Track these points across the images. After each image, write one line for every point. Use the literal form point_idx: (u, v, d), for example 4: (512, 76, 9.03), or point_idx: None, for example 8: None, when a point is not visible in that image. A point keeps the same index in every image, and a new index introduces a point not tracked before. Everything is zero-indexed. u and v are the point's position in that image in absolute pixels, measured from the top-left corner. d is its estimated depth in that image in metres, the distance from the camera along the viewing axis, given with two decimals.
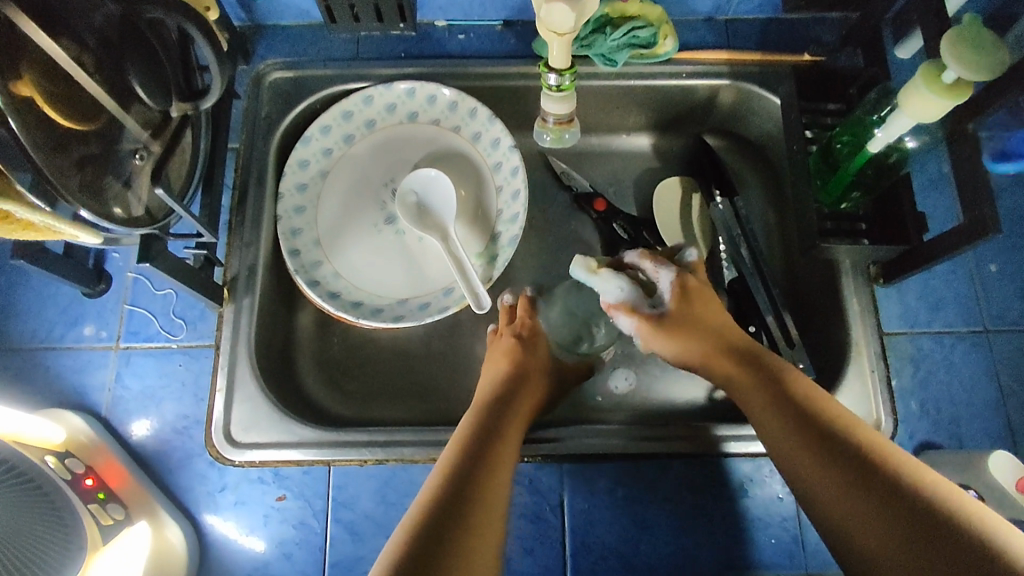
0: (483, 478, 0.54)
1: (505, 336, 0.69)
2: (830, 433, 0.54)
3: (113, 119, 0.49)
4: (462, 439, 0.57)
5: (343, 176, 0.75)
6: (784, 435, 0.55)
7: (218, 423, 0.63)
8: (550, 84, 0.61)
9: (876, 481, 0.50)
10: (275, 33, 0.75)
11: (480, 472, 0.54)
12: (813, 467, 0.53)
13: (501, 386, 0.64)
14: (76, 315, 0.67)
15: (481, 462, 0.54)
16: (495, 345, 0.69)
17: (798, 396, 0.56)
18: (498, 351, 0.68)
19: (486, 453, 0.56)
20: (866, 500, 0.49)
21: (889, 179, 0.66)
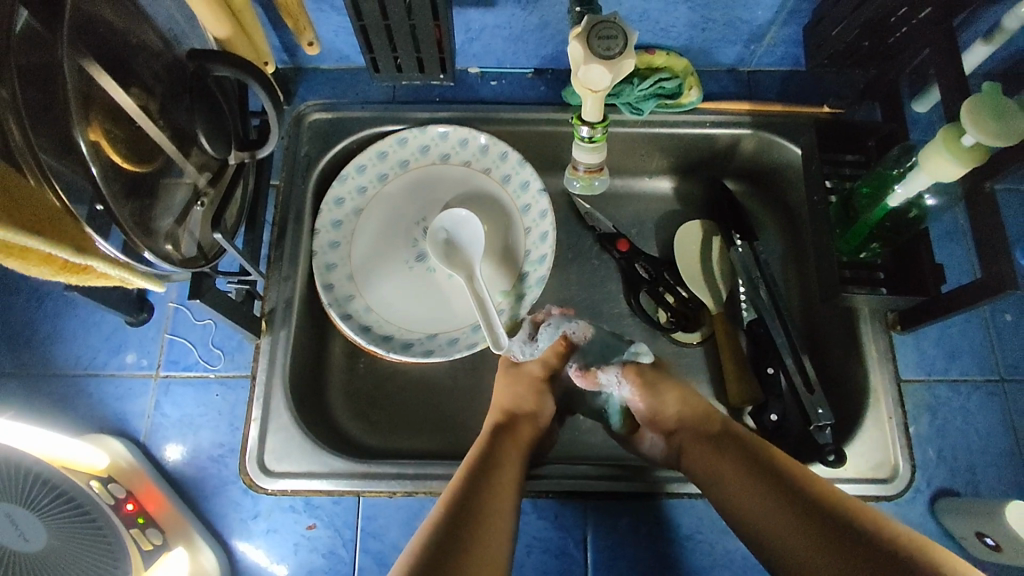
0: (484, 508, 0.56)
1: (521, 376, 0.71)
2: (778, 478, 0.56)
3: (169, 161, 0.51)
4: (461, 477, 0.58)
5: (376, 213, 0.78)
6: (736, 481, 0.58)
7: (253, 451, 0.66)
8: (582, 136, 0.64)
9: (839, 528, 0.52)
10: (316, 75, 0.79)
11: (484, 509, 0.56)
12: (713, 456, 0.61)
13: (508, 420, 0.67)
14: (119, 343, 0.69)
15: (476, 501, 0.56)
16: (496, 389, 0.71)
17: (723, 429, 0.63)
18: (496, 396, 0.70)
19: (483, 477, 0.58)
20: (820, 546, 0.51)
21: (907, 232, 0.68)
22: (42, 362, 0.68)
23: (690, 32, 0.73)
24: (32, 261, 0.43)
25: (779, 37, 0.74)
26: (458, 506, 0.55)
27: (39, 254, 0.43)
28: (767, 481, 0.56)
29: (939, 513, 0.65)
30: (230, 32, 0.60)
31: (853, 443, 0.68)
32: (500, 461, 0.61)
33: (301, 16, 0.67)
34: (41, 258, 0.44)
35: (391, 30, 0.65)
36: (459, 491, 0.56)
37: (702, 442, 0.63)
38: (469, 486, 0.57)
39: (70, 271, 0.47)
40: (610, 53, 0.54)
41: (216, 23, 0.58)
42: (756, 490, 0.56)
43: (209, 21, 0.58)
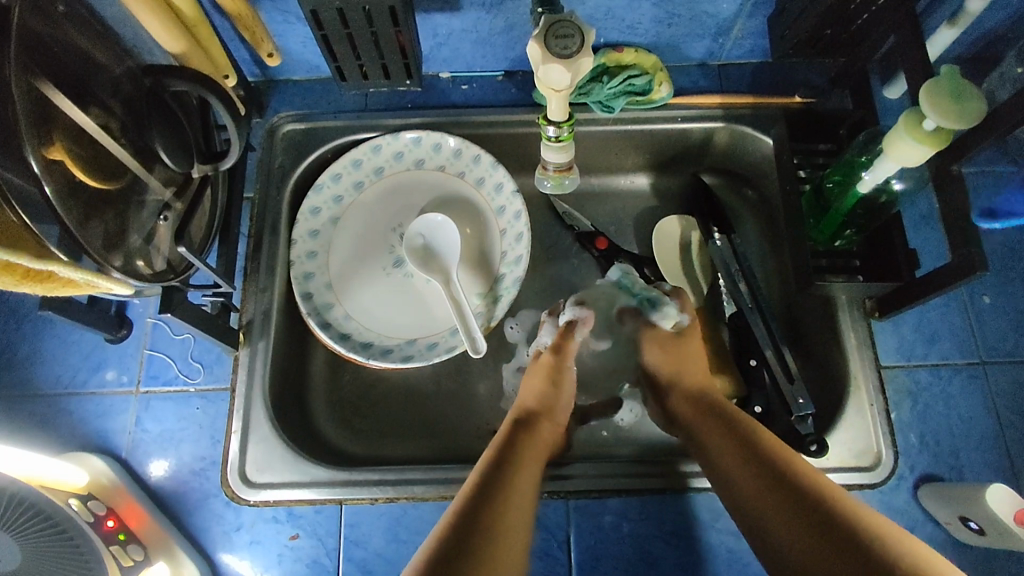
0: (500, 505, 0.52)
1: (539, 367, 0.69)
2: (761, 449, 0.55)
3: (135, 178, 0.52)
4: (485, 461, 0.57)
5: (352, 221, 0.79)
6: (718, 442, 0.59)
7: (234, 463, 0.66)
8: (549, 136, 0.64)
9: (819, 506, 0.49)
10: (289, 87, 0.79)
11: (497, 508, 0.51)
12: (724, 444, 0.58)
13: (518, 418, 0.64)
14: (98, 360, 0.70)
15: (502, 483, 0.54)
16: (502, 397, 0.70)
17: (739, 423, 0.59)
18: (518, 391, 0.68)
19: (499, 476, 0.55)
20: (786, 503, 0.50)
21: (881, 217, 0.68)
22: (22, 382, 0.69)
23: (657, 28, 0.74)
24: None
25: (746, 29, 0.75)
26: (478, 491, 0.52)
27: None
28: (754, 452, 0.55)
29: (922, 498, 0.65)
30: (185, 47, 0.61)
31: (835, 432, 0.67)
32: (519, 457, 0.58)
33: (256, 27, 0.67)
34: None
35: (354, 38, 0.65)
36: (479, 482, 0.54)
37: (711, 425, 0.61)
38: (485, 483, 0.53)
39: (34, 280, 0.45)
40: (567, 52, 0.54)
41: (168, 36, 0.58)
42: (746, 474, 0.54)
43: (159, 34, 0.58)
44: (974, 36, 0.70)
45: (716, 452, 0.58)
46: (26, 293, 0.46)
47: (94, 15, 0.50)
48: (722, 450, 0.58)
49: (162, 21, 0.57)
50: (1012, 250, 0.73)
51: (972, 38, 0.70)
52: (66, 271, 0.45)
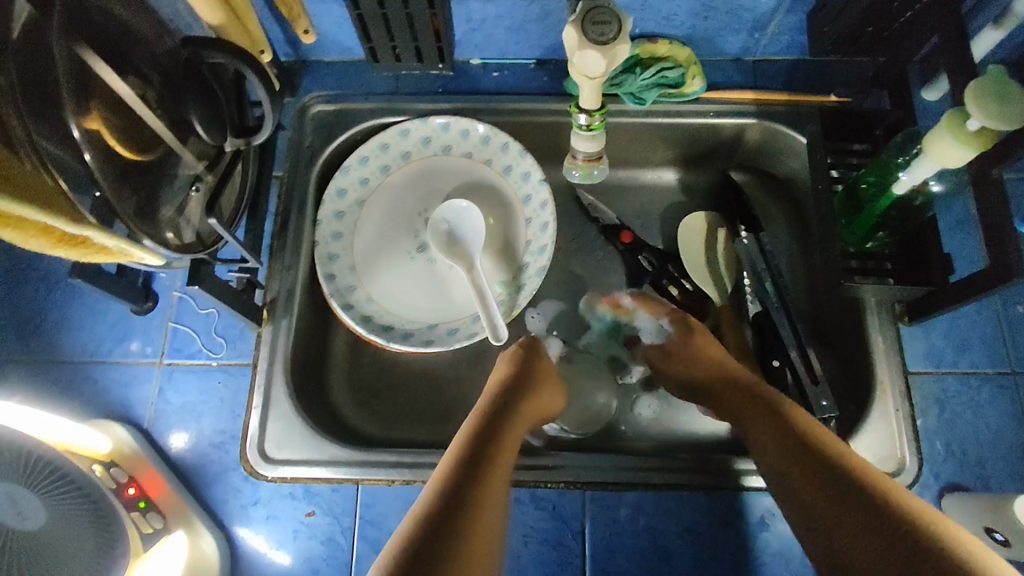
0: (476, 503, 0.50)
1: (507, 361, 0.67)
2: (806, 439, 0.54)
3: (169, 150, 0.52)
4: (463, 445, 0.55)
5: (378, 204, 0.79)
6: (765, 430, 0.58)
7: (253, 438, 0.66)
8: (580, 124, 0.64)
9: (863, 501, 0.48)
10: (320, 68, 0.80)
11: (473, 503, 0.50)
12: (767, 435, 0.57)
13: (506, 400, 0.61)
14: (124, 331, 0.71)
15: (480, 470, 0.53)
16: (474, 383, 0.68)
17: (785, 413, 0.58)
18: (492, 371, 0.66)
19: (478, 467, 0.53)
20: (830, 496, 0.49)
21: (914, 220, 0.67)
22: (49, 348, 0.70)
23: (693, 20, 0.73)
24: (26, 230, 0.41)
25: (783, 25, 0.73)
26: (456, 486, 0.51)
27: (36, 226, 0.41)
28: (796, 442, 0.54)
29: (946, 507, 0.63)
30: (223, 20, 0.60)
31: (858, 436, 0.66)
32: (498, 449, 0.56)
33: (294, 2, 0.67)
34: (38, 229, 0.42)
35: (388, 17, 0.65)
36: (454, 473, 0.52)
37: (753, 415, 0.60)
38: (460, 476, 0.51)
39: (69, 243, 0.45)
40: (603, 38, 0.54)
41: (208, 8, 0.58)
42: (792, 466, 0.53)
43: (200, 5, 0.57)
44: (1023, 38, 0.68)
45: (761, 444, 0.57)
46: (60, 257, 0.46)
47: None
48: (767, 442, 0.56)
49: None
50: None
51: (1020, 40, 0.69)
52: (101, 237, 0.45)
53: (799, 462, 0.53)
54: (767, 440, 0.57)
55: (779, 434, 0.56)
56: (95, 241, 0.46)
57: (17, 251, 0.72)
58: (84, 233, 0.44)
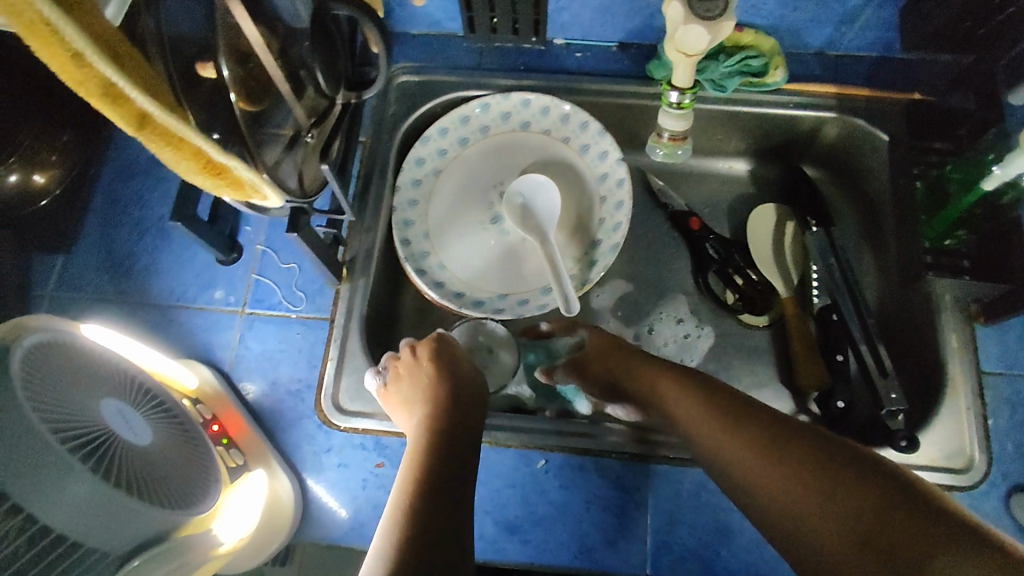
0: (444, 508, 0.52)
1: (414, 361, 0.65)
2: (755, 427, 0.55)
3: (283, 98, 0.54)
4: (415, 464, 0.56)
5: (455, 175, 0.81)
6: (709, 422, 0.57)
7: (328, 389, 0.68)
8: (670, 102, 0.65)
9: (827, 481, 0.50)
10: (407, 40, 0.82)
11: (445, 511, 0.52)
12: (713, 427, 0.57)
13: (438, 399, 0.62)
14: (209, 279, 0.73)
15: (433, 483, 0.54)
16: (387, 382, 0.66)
17: (721, 399, 0.58)
18: (421, 370, 0.65)
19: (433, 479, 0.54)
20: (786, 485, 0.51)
21: (999, 220, 0.66)
22: (139, 291, 0.73)
23: (781, 11, 0.73)
24: (184, 151, 0.40)
25: (872, 20, 0.73)
26: (429, 500, 0.52)
27: (189, 149, 0.41)
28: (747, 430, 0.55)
29: (1015, 507, 0.63)
30: None
31: (927, 431, 0.66)
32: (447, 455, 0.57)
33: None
34: (191, 152, 0.41)
35: None
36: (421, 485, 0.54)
37: (682, 407, 0.60)
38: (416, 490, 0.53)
39: (211, 172, 0.44)
40: (710, 14, 0.55)
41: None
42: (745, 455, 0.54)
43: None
44: None
45: (701, 435, 0.57)
46: (199, 187, 0.45)
47: None
48: (711, 436, 0.57)
49: None
50: None
51: None
52: (241, 168, 0.45)
53: (752, 450, 0.54)
54: (713, 434, 0.56)
55: (729, 425, 0.56)
56: (235, 171, 0.45)
57: (114, 197, 0.76)
58: (227, 164, 0.44)
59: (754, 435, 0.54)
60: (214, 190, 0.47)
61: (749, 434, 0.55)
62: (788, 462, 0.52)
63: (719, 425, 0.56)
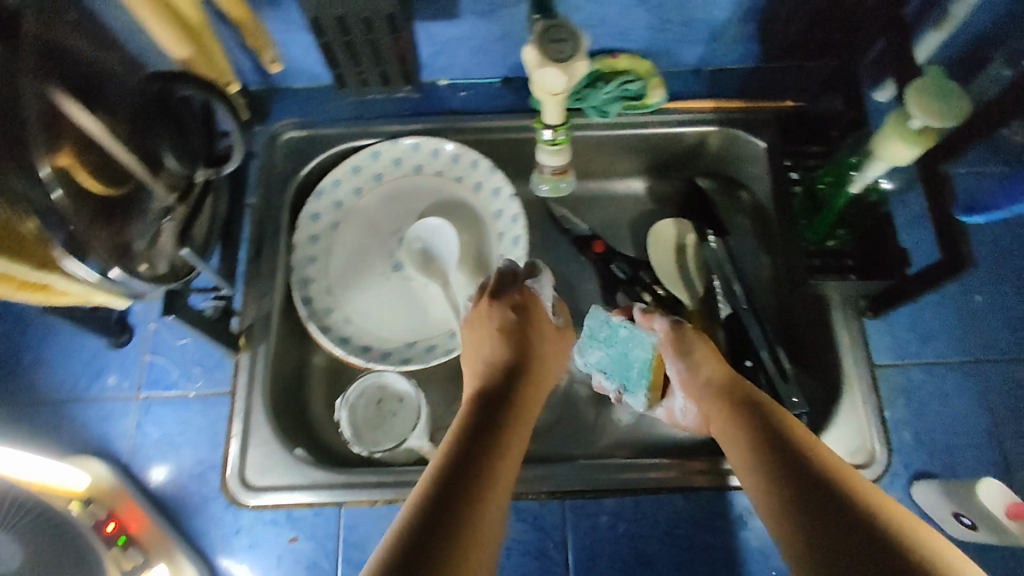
0: (477, 483, 0.48)
1: (485, 325, 0.65)
2: (777, 439, 0.55)
3: (140, 184, 0.52)
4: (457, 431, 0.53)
5: (352, 226, 0.80)
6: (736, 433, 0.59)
7: (233, 466, 0.66)
8: (545, 139, 0.65)
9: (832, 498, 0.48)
10: (288, 95, 0.80)
11: (472, 485, 0.48)
12: (737, 437, 0.58)
13: (504, 382, 0.60)
14: (100, 367, 0.70)
15: (477, 454, 0.51)
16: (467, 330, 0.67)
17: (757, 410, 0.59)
18: (485, 339, 0.64)
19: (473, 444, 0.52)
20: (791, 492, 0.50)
21: (872, 217, 0.70)
22: (24, 389, 0.69)
23: (650, 35, 0.75)
24: None
25: (738, 35, 0.76)
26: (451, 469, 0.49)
27: None
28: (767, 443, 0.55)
29: (917, 495, 0.65)
30: (190, 54, 0.60)
31: (830, 430, 0.68)
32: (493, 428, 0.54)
33: (258, 34, 0.68)
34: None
35: (353, 46, 0.65)
36: (447, 457, 0.50)
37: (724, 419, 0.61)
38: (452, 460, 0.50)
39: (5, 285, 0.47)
40: (562, 56, 0.55)
41: (179, 47, 0.59)
42: (764, 461, 0.54)
43: (171, 43, 0.58)
44: (964, 39, 0.73)
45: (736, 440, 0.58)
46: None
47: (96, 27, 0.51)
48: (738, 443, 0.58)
49: (165, 26, 0.56)
50: (1002, 248, 0.74)
51: (962, 42, 0.73)
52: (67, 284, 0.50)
53: (772, 459, 0.54)
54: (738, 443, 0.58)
55: (748, 432, 0.57)
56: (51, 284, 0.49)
57: None
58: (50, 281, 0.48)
59: (774, 444, 0.55)
60: (21, 293, 0.49)
61: (769, 443, 0.55)
62: (798, 473, 0.51)
63: (746, 432, 0.57)
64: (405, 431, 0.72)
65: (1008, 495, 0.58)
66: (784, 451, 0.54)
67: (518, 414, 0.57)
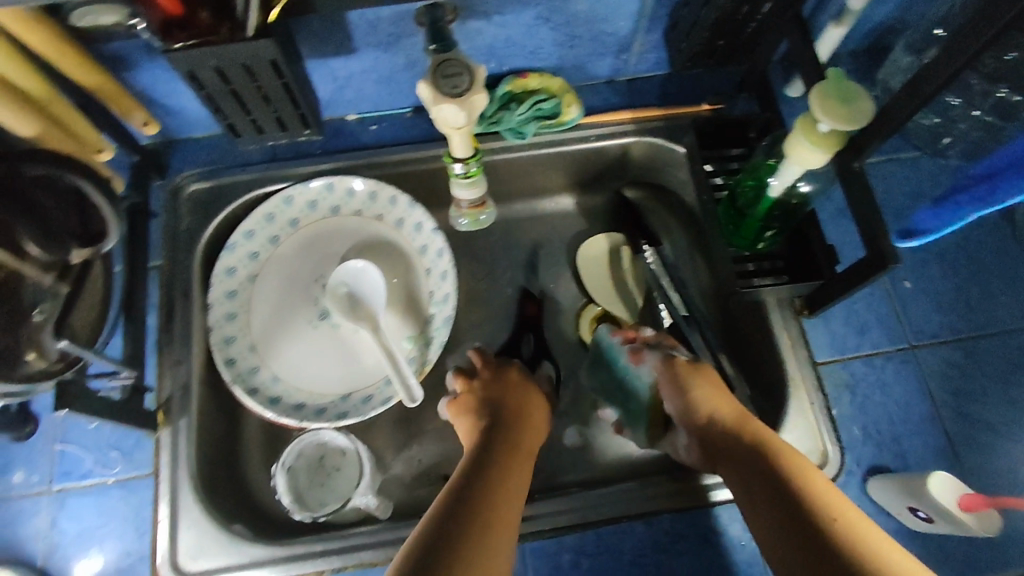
0: (479, 522, 0.49)
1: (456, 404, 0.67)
2: (758, 463, 0.53)
3: (11, 271, 0.50)
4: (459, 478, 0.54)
5: (272, 277, 0.76)
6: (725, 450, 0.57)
7: (164, 555, 0.62)
8: (457, 173, 0.63)
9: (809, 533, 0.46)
10: (189, 146, 0.76)
11: (479, 523, 0.48)
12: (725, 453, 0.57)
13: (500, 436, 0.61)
14: (5, 463, 0.65)
15: (478, 496, 0.51)
16: (453, 415, 0.67)
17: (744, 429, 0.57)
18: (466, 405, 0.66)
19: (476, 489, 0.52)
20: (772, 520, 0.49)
21: (796, 217, 0.69)
22: None
23: (559, 51, 0.73)
24: None
25: (647, 43, 0.75)
26: (451, 509, 0.49)
27: None
28: (749, 466, 0.54)
29: (871, 491, 0.65)
30: (41, 130, 0.56)
31: (780, 435, 0.67)
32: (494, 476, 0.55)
33: (123, 98, 0.63)
34: None
35: (239, 94, 0.61)
36: (450, 498, 0.51)
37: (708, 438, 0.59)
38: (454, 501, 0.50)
39: None
40: (458, 90, 0.53)
41: (20, 121, 0.54)
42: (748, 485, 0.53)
43: (8, 118, 0.53)
44: (867, 30, 0.74)
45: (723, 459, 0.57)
46: None
47: None
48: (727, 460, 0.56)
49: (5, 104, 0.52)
50: None
51: (865, 32, 0.74)
52: None
53: (756, 486, 0.52)
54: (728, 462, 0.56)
55: (735, 452, 0.56)
56: None
57: None
58: None
59: (758, 467, 0.53)
60: None
61: (753, 467, 0.53)
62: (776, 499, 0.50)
63: (733, 452, 0.56)
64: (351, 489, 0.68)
65: (958, 486, 0.59)
66: (765, 475, 0.52)
67: (514, 463, 0.57)
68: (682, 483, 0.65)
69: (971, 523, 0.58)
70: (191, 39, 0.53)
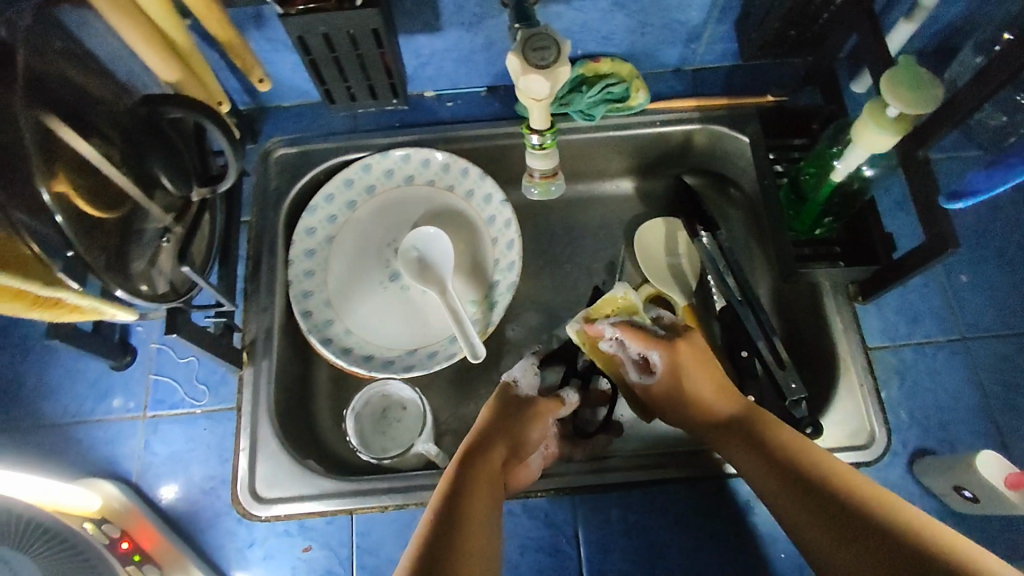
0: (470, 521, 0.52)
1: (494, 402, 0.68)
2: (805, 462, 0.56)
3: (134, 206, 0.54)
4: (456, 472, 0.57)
5: (348, 239, 0.81)
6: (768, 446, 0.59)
7: (244, 481, 0.67)
8: (533, 144, 0.67)
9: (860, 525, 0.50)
10: (279, 113, 0.82)
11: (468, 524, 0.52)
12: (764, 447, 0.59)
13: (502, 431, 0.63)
14: (106, 388, 0.71)
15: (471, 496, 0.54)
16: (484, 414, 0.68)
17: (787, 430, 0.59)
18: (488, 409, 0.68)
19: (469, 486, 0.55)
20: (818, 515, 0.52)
21: (856, 204, 0.71)
22: (31, 414, 0.70)
23: (631, 37, 0.77)
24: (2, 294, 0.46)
25: (716, 34, 0.78)
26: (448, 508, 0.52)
27: (11, 291, 0.47)
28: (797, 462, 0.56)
29: (917, 472, 0.66)
30: (180, 76, 0.62)
31: (828, 413, 0.69)
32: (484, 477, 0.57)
33: (246, 54, 0.69)
34: (12, 293, 0.47)
35: (338, 61, 0.66)
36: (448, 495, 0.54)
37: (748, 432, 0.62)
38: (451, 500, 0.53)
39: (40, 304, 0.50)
40: (545, 62, 0.57)
41: (160, 62, 0.59)
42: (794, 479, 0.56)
43: (155, 63, 0.59)
44: (936, 28, 0.75)
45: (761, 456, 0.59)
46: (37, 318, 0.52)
47: (91, 55, 0.52)
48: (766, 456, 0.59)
49: (153, 49, 0.58)
50: (987, 227, 0.76)
51: (933, 30, 0.75)
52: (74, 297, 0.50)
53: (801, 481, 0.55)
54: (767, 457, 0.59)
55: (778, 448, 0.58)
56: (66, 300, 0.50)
57: None
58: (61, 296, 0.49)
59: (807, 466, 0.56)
60: (54, 316, 0.53)
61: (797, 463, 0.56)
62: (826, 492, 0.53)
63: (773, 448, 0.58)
64: (413, 436, 0.73)
65: (1004, 465, 0.60)
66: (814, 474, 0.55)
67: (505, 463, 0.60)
68: (730, 451, 0.67)
69: (1017, 501, 0.58)
70: (308, 4, 0.59)
